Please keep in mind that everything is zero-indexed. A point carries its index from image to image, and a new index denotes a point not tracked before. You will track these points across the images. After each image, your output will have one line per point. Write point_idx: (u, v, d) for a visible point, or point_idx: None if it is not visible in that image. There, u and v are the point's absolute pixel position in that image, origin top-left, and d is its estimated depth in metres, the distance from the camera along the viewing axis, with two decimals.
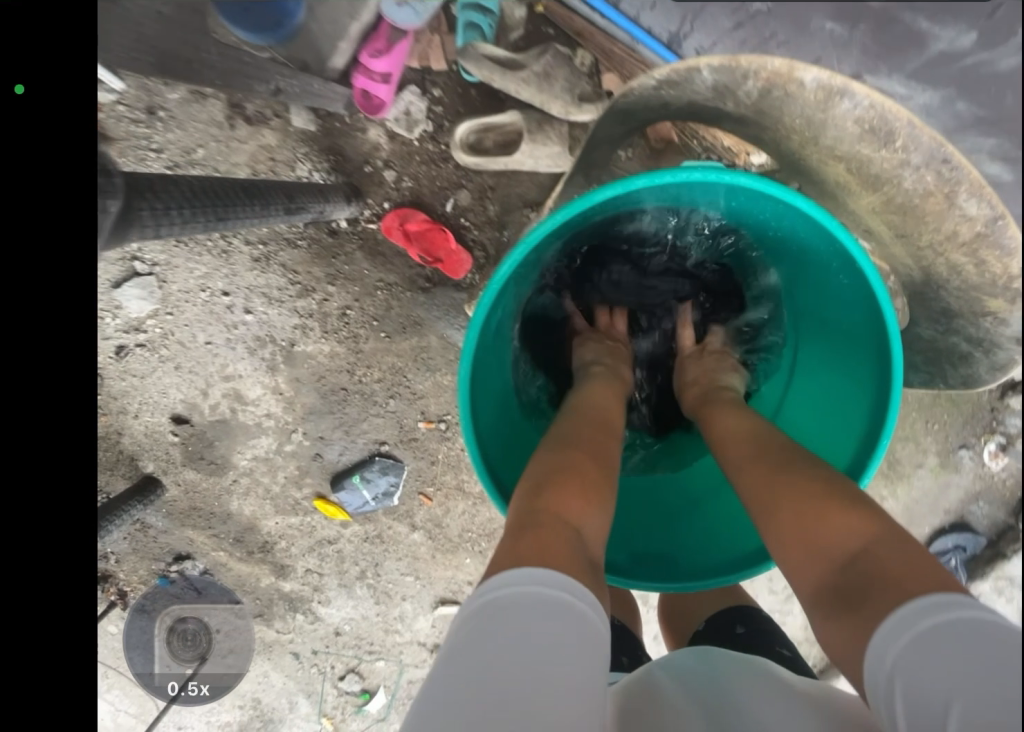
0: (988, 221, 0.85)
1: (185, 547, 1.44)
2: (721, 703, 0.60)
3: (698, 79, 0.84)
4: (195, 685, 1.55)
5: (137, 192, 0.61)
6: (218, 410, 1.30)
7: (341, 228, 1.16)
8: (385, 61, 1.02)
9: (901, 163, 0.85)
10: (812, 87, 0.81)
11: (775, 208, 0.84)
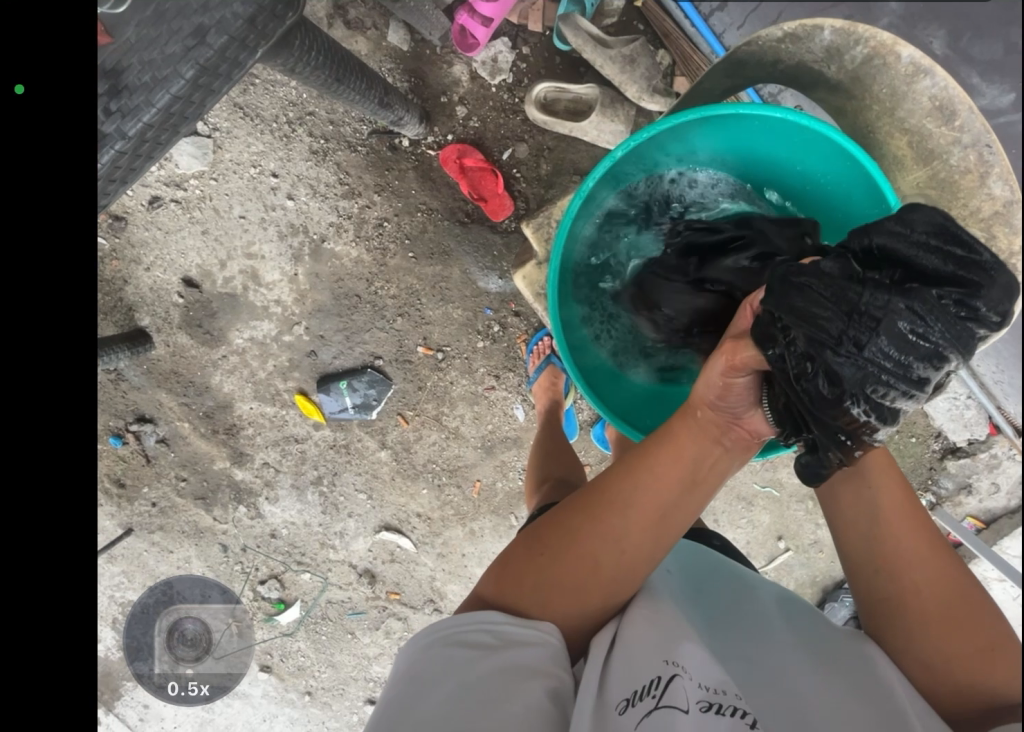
0: (1004, 205, 0.84)
1: (151, 410, 1.44)
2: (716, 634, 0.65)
3: (817, 39, 0.84)
4: (196, 685, 1.58)
5: (301, 28, 0.71)
6: (230, 284, 1.34)
7: (402, 146, 1.26)
8: (490, 6, 1.12)
9: (953, 141, 0.85)
10: (905, 65, 0.83)
11: (841, 176, 0.89)
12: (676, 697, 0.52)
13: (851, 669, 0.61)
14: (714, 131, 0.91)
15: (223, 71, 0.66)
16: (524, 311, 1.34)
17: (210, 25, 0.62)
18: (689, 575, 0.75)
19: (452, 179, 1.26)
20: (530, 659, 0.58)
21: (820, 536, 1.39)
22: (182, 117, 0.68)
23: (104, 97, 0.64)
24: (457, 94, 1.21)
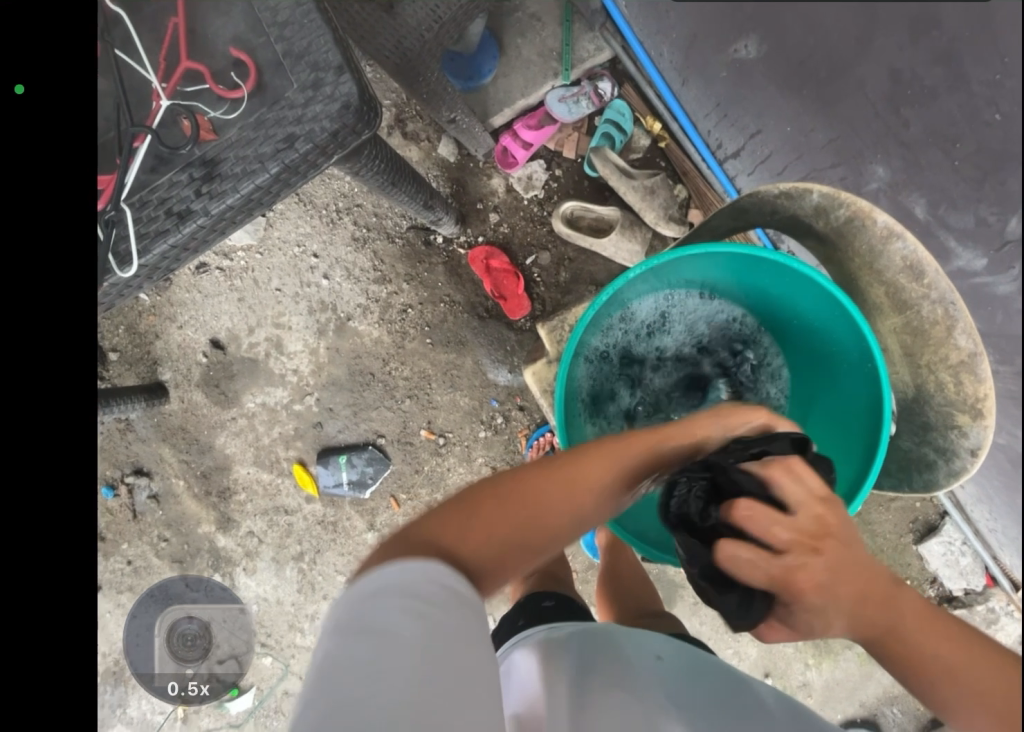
0: (969, 356, 0.88)
1: (149, 464, 1.44)
2: (706, 704, 0.64)
3: (806, 200, 0.92)
4: (197, 686, 1.48)
5: (372, 141, 0.81)
6: (254, 350, 1.40)
7: (435, 242, 1.37)
8: (532, 133, 1.30)
9: (922, 297, 0.89)
10: (879, 228, 0.89)
11: (830, 314, 0.95)
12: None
13: None
14: (711, 266, 1.00)
15: (302, 169, 0.73)
16: (529, 406, 1.38)
17: (300, 135, 0.69)
18: (674, 664, 0.71)
19: (476, 277, 1.36)
20: (476, 627, 0.53)
21: (811, 678, 1.32)
22: (259, 203, 0.74)
23: (198, 180, 0.71)
24: (492, 203, 1.35)
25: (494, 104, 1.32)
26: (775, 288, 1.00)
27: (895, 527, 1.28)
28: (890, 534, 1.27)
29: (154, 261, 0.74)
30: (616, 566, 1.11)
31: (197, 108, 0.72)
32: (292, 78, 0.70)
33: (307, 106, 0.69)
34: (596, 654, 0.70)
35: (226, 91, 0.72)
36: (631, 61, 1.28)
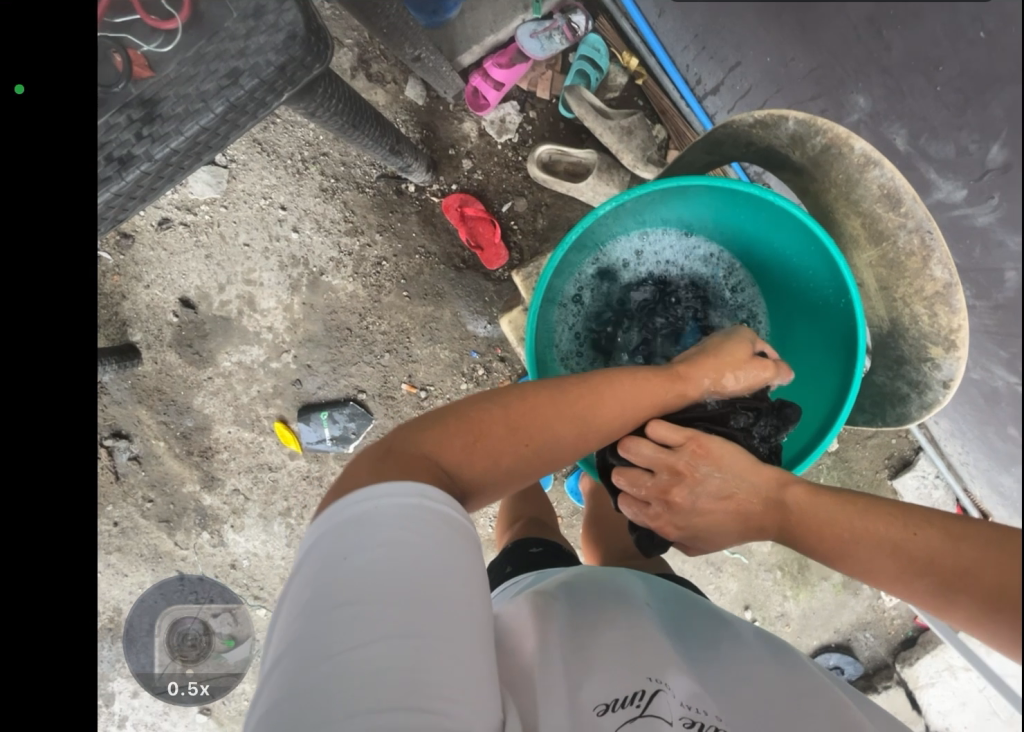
0: (944, 287, 0.87)
1: (127, 426, 1.42)
2: (693, 642, 0.67)
3: (783, 127, 0.90)
4: (196, 685, 1.52)
5: (325, 78, 0.77)
6: (226, 308, 1.36)
7: (407, 191, 1.32)
8: (503, 72, 1.23)
9: (899, 226, 0.89)
10: (857, 155, 0.87)
11: (807, 250, 0.93)
12: (664, 710, 0.55)
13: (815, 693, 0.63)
14: (688, 202, 0.98)
15: (250, 109, 0.69)
16: (509, 357, 1.37)
17: (244, 69, 0.65)
18: (663, 603, 0.74)
19: (451, 226, 1.33)
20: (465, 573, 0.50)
21: (788, 610, 1.38)
22: (206, 147, 0.71)
23: (138, 122, 0.67)
24: (464, 148, 1.29)
25: (461, 39, 1.24)
26: (753, 226, 0.98)
27: (871, 463, 1.32)
28: (866, 470, 1.31)
29: (98, 209, 0.71)
30: (599, 511, 1.13)
31: (132, 43, 0.67)
32: (232, 7, 0.65)
33: (249, 39, 0.65)
34: (587, 587, 0.72)
35: (160, 23, 0.66)
36: None
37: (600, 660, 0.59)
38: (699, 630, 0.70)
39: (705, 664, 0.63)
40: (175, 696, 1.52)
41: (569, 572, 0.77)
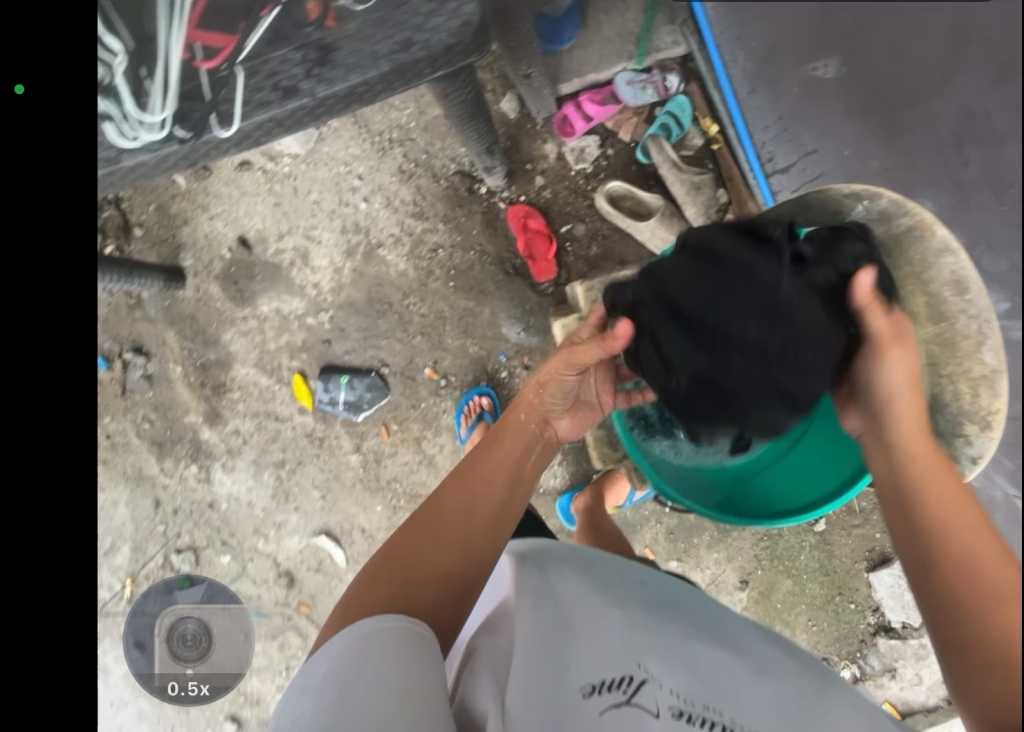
0: (990, 372, 0.92)
1: (150, 345, 1.44)
2: (684, 634, 0.73)
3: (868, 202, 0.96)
4: (196, 685, 1.48)
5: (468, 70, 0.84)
6: (279, 255, 1.41)
7: (479, 191, 1.40)
8: (595, 107, 1.36)
9: (959, 311, 0.94)
10: (937, 239, 0.93)
11: None
12: (648, 700, 0.60)
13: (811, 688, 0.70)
14: None
15: (408, 76, 0.72)
16: (533, 367, 1.42)
17: (417, 41, 0.68)
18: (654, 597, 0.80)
19: (510, 233, 1.41)
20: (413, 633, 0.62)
21: None
22: (357, 99, 0.73)
23: (311, 62, 0.68)
24: (541, 166, 1.40)
25: (565, 70, 1.34)
26: None
27: (852, 552, 1.35)
28: (845, 558, 1.35)
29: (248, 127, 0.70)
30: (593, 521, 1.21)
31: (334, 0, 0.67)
32: None
33: (432, 15, 0.68)
34: (580, 576, 0.78)
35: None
36: (704, 59, 1.33)
37: (590, 644, 0.65)
38: (692, 625, 0.77)
39: (696, 654, 0.69)
40: (176, 696, 1.48)
41: (564, 555, 0.84)
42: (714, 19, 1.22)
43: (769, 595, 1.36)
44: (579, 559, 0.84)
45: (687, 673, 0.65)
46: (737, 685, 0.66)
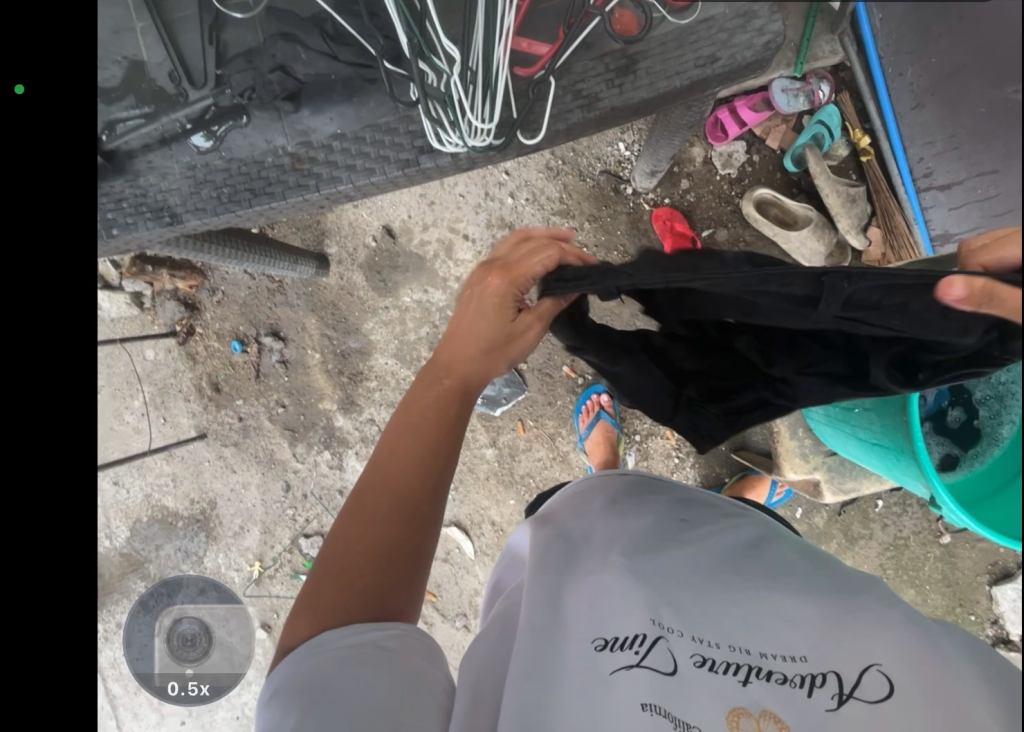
0: None
1: (288, 330, 1.46)
2: (715, 562, 0.68)
3: None
4: (197, 685, 1.54)
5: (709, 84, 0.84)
6: (424, 247, 1.42)
7: (625, 192, 1.41)
8: (749, 113, 1.36)
9: None
10: None
11: None
12: (662, 661, 0.58)
13: (853, 582, 0.66)
14: None
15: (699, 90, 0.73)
16: None
17: (721, 58, 0.70)
18: (696, 528, 0.74)
19: (654, 235, 1.42)
20: (378, 643, 0.60)
21: None
22: (642, 110, 0.73)
23: (613, 73, 0.71)
24: (688, 169, 1.42)
25: None
26: None
27: (974, 565, 1.39)
28: (968, 570, 1.39)
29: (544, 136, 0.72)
30: None
31: (653, 14, 0.69)
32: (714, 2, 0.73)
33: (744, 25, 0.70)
34: (601, 528, 0.74)
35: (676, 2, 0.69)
36: (864, 71, 1.35)
37: (607, 599, 0.62)
38: (720, 545, 0.71)
39: (718, 585, 0.64)
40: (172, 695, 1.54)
41: (582, 504, 0.80)
42: (885, 37, 1.23)
43: None
44: (611, 499, 0.81)
45: (709, 614, 0.61)
46: (758, 603, 0.62)
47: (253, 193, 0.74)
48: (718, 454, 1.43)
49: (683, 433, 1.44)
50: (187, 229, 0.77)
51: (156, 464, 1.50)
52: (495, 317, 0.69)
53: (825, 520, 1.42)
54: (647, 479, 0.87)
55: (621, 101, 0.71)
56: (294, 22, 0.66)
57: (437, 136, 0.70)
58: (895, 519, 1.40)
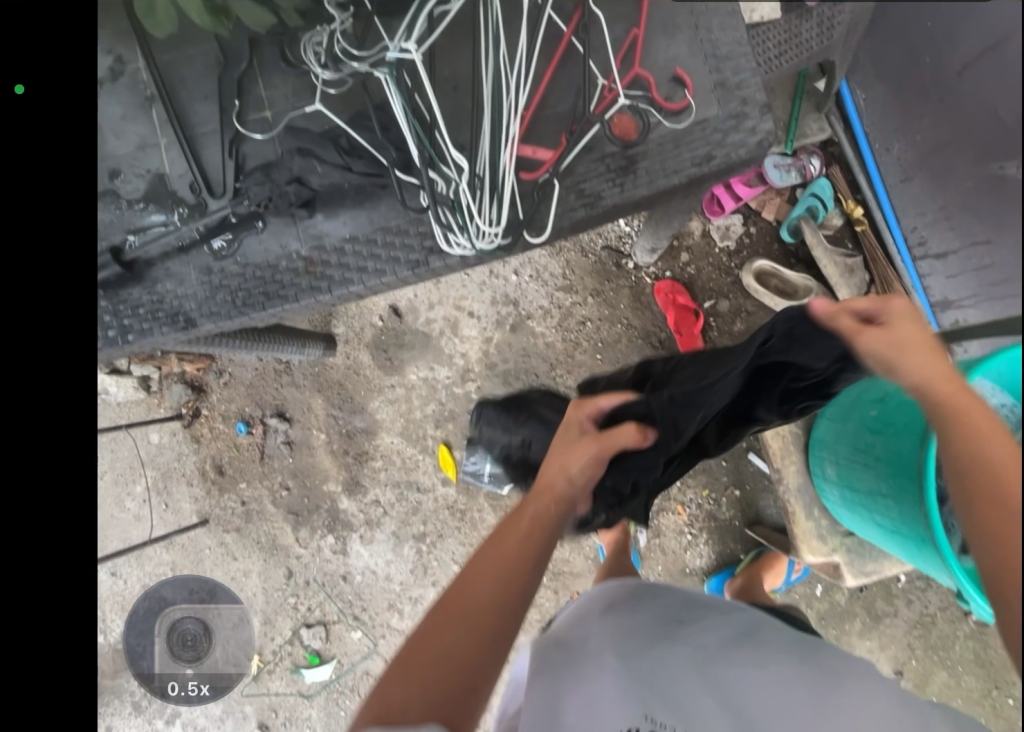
0: None
1: (294, 410, 1.45)
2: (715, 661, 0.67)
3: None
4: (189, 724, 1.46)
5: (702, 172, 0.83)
6: (430, 325, 1.44)
7: (626, 267, 1.44)
8: (744, 189, 1.40)
9: None
10: None
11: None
12: None
13: (854, 680, 0.64)
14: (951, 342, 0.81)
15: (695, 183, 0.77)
16: None
17: None
18: (694, 626, 0.74)
19: (656, 308, 1.44)
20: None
21: None
22: None
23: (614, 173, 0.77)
24: (687, 243, 1.45)
25: None
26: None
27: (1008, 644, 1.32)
28: (1002, 650, 1.31)
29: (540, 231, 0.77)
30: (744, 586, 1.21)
31: (649, 117, 0.77)
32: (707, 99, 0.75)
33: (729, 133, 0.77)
34: (607, 630, 0.73)
35: (669, 104, 0.77)
36: (851, 145, 1.39)
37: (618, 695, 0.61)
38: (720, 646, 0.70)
39: (717, 684, 0.63)
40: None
41: (587, 612, 0.80)
42: (876, 110, 1.29)
43: (924, 688, 1.32)
44: (613, 605, 0.80)
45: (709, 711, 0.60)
46: (758, 701, 0.61)
47: (268, 298, 0.80)
48: (731, 530, 1.39)
49: (695, 508, 1.39)
50: (200, 332, 0.83)
51: (156, 552, 1.45)
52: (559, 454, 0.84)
53: (847, 597, 1.34)
54: (650, 584, 0.86)
55: (635, 194, 0.78)
56: (310, 137, 0.77)
57: (446, 240, 0.77)
58: (919, 595, 1.33)
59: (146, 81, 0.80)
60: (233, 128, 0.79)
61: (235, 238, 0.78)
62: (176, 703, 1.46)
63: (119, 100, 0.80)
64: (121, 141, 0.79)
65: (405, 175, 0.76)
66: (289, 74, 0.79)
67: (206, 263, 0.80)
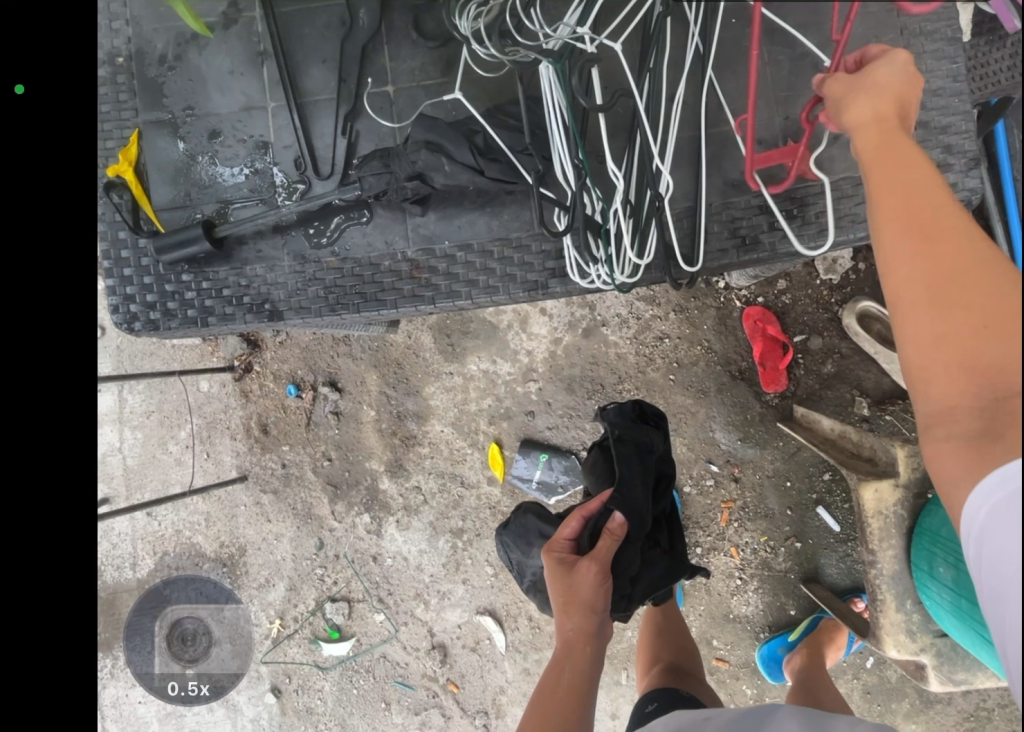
0: None
1: (346, 381, 1.40)
2: None
3: None
4: (197, 685, 1.48)
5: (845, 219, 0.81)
6: (498, 316, 1.35)
7: (717, 285, 1.30)
8: None
9: None
10: None
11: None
12: None
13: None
14: None
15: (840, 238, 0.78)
16: (744, 480, 1.31)
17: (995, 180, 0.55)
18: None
19: (742, 335, 1.30)
20: None
21: None
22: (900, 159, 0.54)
23: (776, 220, 0.82)
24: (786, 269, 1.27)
25: None
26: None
27: None
28: None
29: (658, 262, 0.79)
30: (811, 679, 1.12)
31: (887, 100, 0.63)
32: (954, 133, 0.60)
33: None
34: None
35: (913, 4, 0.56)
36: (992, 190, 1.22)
37: None
38: None
39: None
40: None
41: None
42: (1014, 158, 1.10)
43: None
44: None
45: None
46: None
47: (362, 299, 0.84)
48: (785, 582, 1.31)
49: (749, 553, 1.31)
50: (282, 323, 0.86)
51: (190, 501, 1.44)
52: (557, 586, 0.88)
53: (898, 675, 1.25)
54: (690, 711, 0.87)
55: (783, 237, 0.81)
56: (441, 132, 0.76)
57: (577, 271, 0.79)
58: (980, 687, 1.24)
59: (261, 34, 0.82)
60: (352, 102, 0.82)
61: (336, 228, 0.83)
62: (175, 701, 1.48)
63: (232, 53, 0.82)
64: (226, 99, 0.83)
65: (544, 188, 0.77)
66: (420, 48, 0.82)
67: (300, 251, 0.84)
